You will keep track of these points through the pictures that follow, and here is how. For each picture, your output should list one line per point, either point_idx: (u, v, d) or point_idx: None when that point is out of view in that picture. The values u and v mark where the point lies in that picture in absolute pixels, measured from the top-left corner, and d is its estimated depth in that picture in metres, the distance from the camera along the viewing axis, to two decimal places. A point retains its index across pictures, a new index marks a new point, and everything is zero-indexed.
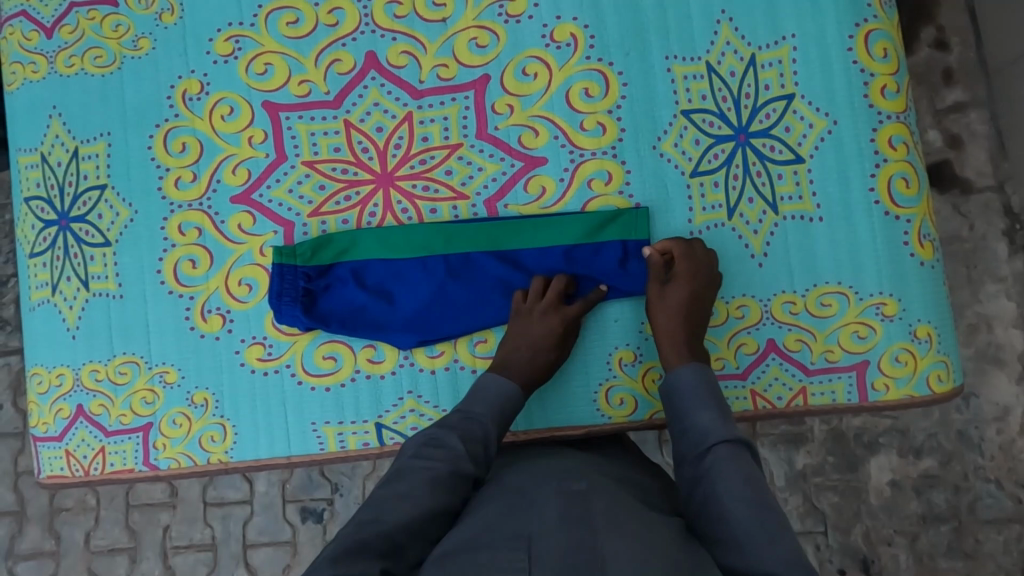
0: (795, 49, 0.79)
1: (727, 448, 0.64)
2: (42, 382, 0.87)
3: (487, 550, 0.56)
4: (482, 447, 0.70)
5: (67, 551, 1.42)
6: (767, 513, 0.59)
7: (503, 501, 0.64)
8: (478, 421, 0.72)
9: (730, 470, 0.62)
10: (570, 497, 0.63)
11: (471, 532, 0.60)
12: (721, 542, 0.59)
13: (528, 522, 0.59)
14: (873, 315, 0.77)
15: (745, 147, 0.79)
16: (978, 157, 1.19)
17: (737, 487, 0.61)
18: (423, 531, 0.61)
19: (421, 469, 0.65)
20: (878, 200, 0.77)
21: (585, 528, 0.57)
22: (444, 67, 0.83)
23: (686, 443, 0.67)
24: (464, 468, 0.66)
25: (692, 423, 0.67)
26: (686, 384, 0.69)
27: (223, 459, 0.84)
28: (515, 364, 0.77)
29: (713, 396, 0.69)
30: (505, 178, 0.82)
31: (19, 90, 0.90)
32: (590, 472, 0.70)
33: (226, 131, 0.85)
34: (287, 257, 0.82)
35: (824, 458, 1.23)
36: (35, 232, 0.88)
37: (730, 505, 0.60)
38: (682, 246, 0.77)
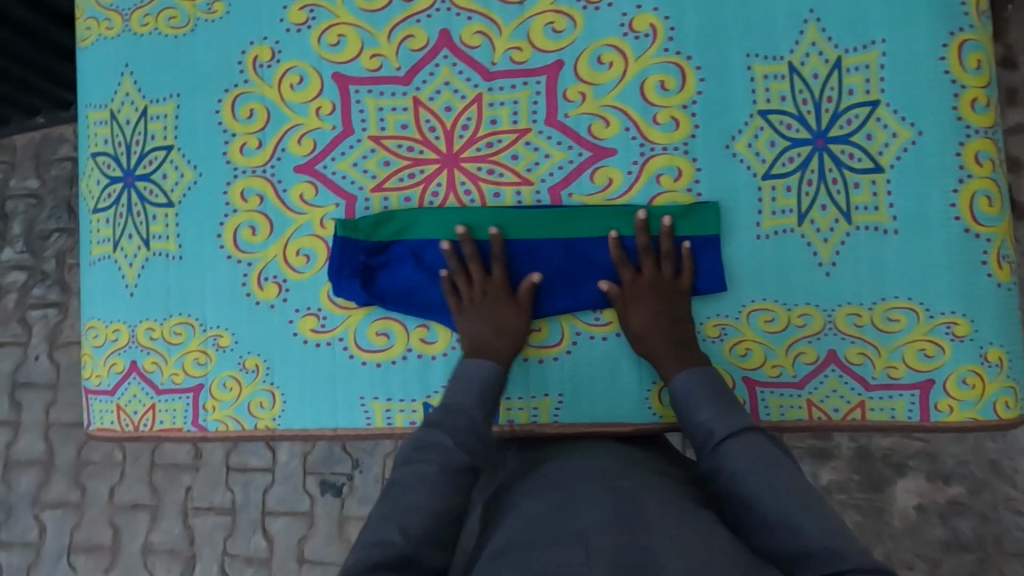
0: (883, 54, 0.76)
1: (735, 437, 0.65)
2: (98, 336, 0.89)
3: (538, 548, 0.55)
4: (472, 436, 0.68)
5: (93, 502, 1.48)
6: (794, 494, 0.59)
7: (549, 497, 0.63)
8: (464, 410, 0.70)
9: (741, 457, 0.63)
10: (619, 494, 0.62)
11: (519, 528, 0.60)
12: (753, 527, 0.60)
13: (577, 518, 0.58)
14: (943, 334, 0.74)
15: (823, 152, 0.77)
16: None
17: (752, 472, 0.62)
18: (432, 538, 0.60)
19: (418, 475, 0.64)
20: (958, 217, 0.74)
21: (639, 529, 0.56)
22: (518, 50, 0.82)
23: (701, 445, 0.68)
24: (460, 464, 0.65)
25: (697, 420, 0.68)
26: (685, 389, 0.70)
27: (270, 426, 0.85)
28: (483, 347, 0.77)
29: (714, 390, 0.70)
30: (572, 167, 0.81)
31: (93, 46, 0.90)
32: (632, 469, 0.69)
33: (295, 101, 0.85)
34: (349, 231, 0.82)
35: (849, 476, 1.23)
36: (101, 187, 0.90)
37: (750, 490, 0.61)
38: (630, 272, 0.77)
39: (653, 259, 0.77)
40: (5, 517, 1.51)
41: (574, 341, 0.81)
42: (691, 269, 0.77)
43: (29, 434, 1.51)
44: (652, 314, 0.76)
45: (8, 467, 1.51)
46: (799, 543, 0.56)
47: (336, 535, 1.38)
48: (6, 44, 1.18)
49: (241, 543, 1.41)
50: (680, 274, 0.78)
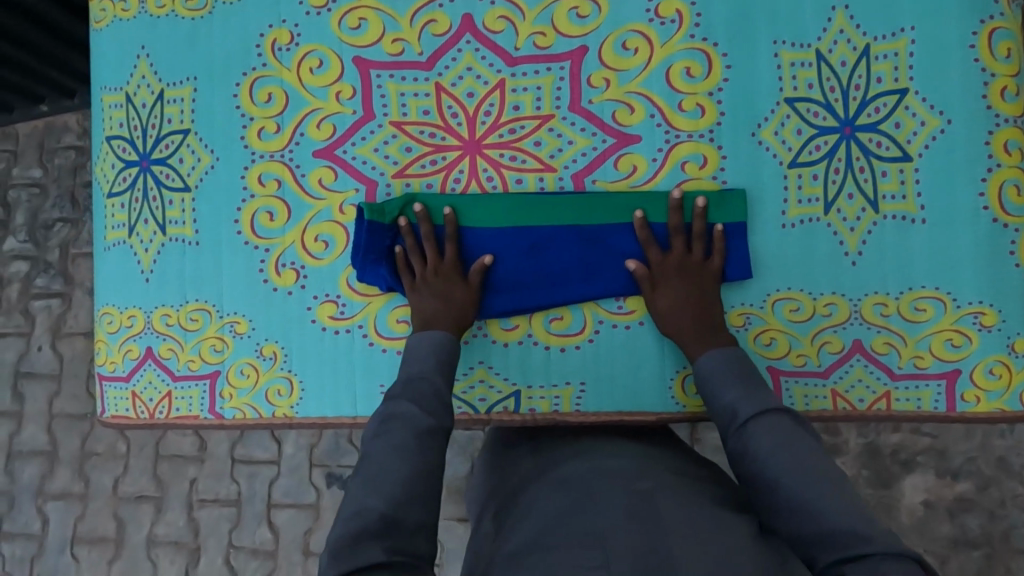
0: (913, 41, 0.75)
1: (761, 418, 0.63)
2: (113, 322, 0.88)
3: (558, 549, 0.55)
4: (432, 396, 0.67)
5: (96, 494, 1.47)
6: (817, 479, 0.58)
7: (565, 497, 0.62)
8: (423, 375, 0.69)
9: (767, 438, 0.61)
10: (636, 496, 0.61)
11: (539, 530, 0.59)
12: (775, 508, 0.58)
13: (594, 519, 0.57)
14: (970, 324, 0.74)
15: (850, 140, 0.76)
16: None
17: (778, 454, 0.60)
18: (410, 500, 0.59)
19: (385, 442, 0.63)
20: (986, 206, 0.74)
21: (655, 531, 0.56)
22: (542, 36, 0.81)
23: (723, 425, 0.66)
24: (424, 424, 0.64)
25: (723, 400, 0.67)
26: (712, 369, 0.69)
27: (288, 414, 0.84)
28: (433, 320, 0.75)
29: (741, 372, 0.68)
30: (596, 154, 0.80)
31: (108, 27, 0.89)
32: (648, 468, 0.68)
33: (314, 85, 0.84)
34: (375, 215, 0.79)
35: (857, 472, 1.23)
36: (116, 171, 0.88)
37: (774, 471, 0.59)
38: (658, 251, 0.76)
39: (684, 239, 0.76)
40: (7, 508, 1.50)
41: (597, 330, 0.80)
42: (722, 252, 0.76)
43: (32, 425, 1.50)
44: (679, 296, 0.74)
45: (10, 458, 1.50)
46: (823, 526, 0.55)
47: None
48: (11, 28, 1.15)
49: (246, 536, 1.40)
50: (710, 256, 0.76)
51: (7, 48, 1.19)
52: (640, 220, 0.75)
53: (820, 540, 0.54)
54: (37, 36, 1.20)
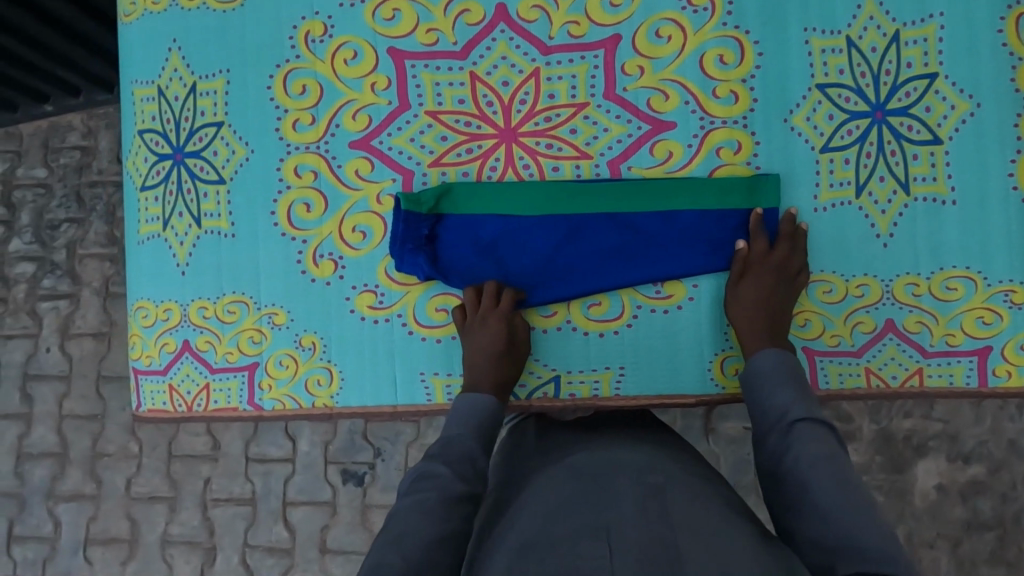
0: (941, 27, 0.77)
1: (808, 425, 0.64)
2: (148, 316, 0.88)
3: (567, 541, 0.54)
4: (469, 466, 0.68)
5: (108, 495, 1.46)
6: (850, 492, 0.59)
7: (574, 487, 0.62)
8: (458, 440, 0.70)
9: (809, 443, 0.63)
10: (647, 490, 0.60)
11: (545, 520, 0.58)
12: (800, 511, 0.60)
13: (605, 508, 0.58)
14: (1001, 302, 0.76)
15: (881, 125, 0.78)
16: None
17: (816, 460, 0.61)
18: (432, 562, 0.59)
19: (416, 504, 0.63)
20: (1016, 187, 0.76)
21: (664, 524, 0.55)
22: (576, 25, 0.82)
23: (767, 422, 0.68)
24: (457, 491, 0.64)
25: (771, 399, 0.68)
26: (766, 367, 0.71)
27: (328, 403, 0.84)
28: (479, 379, 0.77)
29: (794, 378, 0.69)
30: (631, 141, 0.81)
31: (139, 21, 0.89)
32: (662, 463, 0.67)
33: (349, 76, 0.85)
34: (412, 204, 0.80)
35: (872, 457, 1.25)
36: (149, 164, 0.88)
37: (809, 476, 0.60)
38: (763, 244, 0.77)
39: (786, 247, 0.77)
40: (18, 510, 1.49)
41: (635, 315, 0.81)
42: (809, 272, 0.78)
43: (41, 426, 1.48)
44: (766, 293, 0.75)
45: (20, 459, 1.49)
46: (841, 535, 0.56)
47: (359, 523, 1.38)
48: (21, 25, 1.14)
49: (262, 533, 1.40)
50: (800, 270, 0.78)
51: (11, 43, 1.18)
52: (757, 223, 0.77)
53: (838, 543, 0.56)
54: (51, 35, 1.19)
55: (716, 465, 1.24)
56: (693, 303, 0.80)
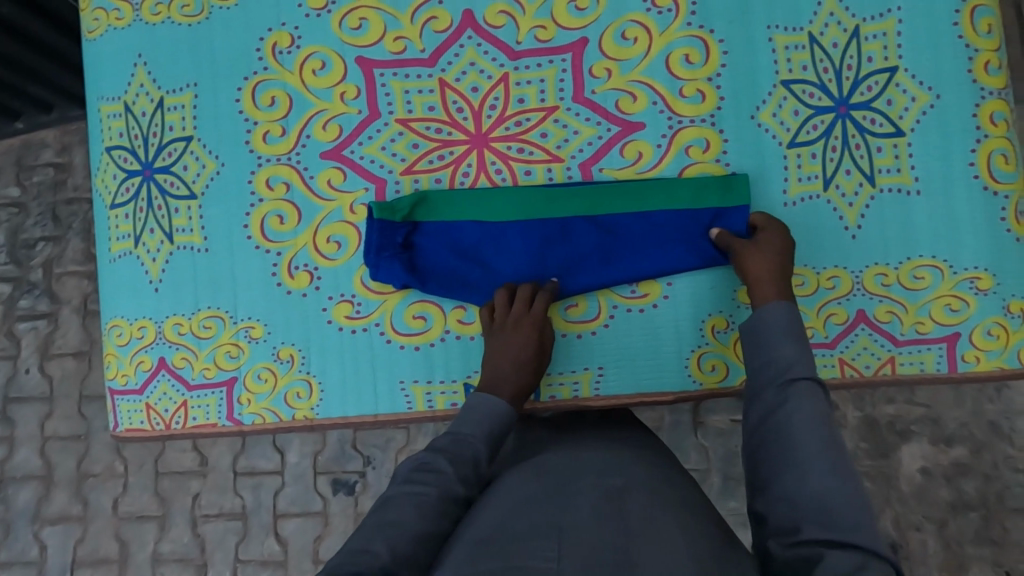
0: (900, 22, 0.78)
1: (809, 384, 0.63)
2: (123, 335, 0.87)
3: (519, 539, 0.56)
4: (473, 470, 0.68)
5: (95, 515, 1.44)
6: (837, 455, 0.58)
7: (538, 487, 0.65)
8: (469, 441, 0.69)
9: (807, 402, 0.62)
10: (608, 494, 0.62)
11: (506, 515, 0.60)
12: (780, 466, 0.59)
13: (561, 513, 0.59)
14: (967, 289, 0.77)
15: (846, 119, 0.79)
16: None
17: (811, 419, 0.60)
18: (413, 557, 0.58)
19: (412, 494, 0.62)
20: (977, 175, 0.77)
21: (619, 528, 0.57)
22: (543, 29, 0.83)
23: (765, 373, 0.66)
24: (454, 490, 0.64)
25: (775, 353, 0.66)
26: (776, 316, 0.69)
27: (308, 416, 0.84)
28: (502, 384, 0.75)
29: (799, 333, 0.68)
30: (601, 143, 0.82)
31: (103, 37, 0.88)
32: (628, 467, 0.69)
33: (318, 86, 0.85)
34: (386, 212, 0.80)
35: (857, 444, 1.27)
36: (118, 182, 0.87)
37: (800, 433, 0.60)
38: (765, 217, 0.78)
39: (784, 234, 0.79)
40: (3, 536, 1.46)
41: (611, 315, 0.82)
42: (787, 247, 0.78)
43: (24, 448, 1.46)
44: (773, 261, 0.74)
45: (3, 484, 1.46)
46: (817, 498, 0.56)
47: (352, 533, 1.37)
48: None
49: (254, 548, 1.39)
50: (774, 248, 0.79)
51: None
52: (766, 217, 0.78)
53: (809, 505, 0.56)
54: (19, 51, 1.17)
55: (705, 459, 1.25)
56: (668, 301, 0.81)
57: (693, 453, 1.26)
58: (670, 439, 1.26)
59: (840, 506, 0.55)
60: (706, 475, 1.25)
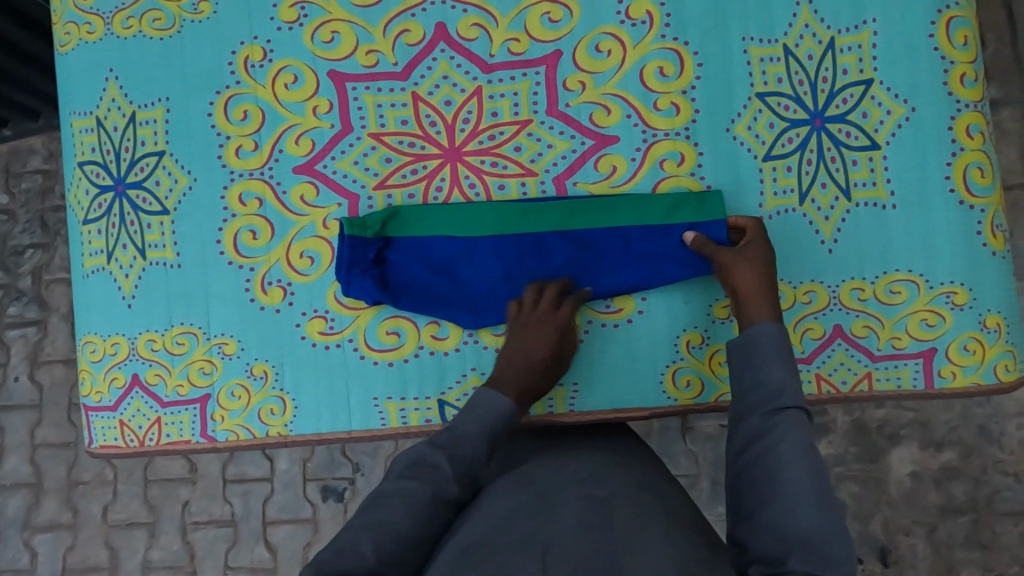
0: (875, 33, 0.78)
1: (797, 412, 0.62)
2: (96, 351, 0.86)
3: (506, 551, 0.56)
4: (471, 469, 0.66)
5: (85, 523, 1.43)
6: (823, 488, 0.57)
7: (523, 495, 0.64)
8: (469, 439, 0.68)
9: (796, 432, 0.60)
10: (593, 503, 0.62)
11: (492, 524, 0.60)
12: (766, 498, 0.58)
13: (546, 523, 0.59)
14: (943, 304, 0.76)
15: (821, 132, 0.78)
16: (1009, 155, 1.20)
17: (800, 449, 0.59)
18: (400, 560, 0.58)
19: (406, 493, 0.62)
20: (953, 189, 0.76)
21: (605, 539, 0.57)
22: (516, 42, 0.82)
23: (753, 397, 0.64)
24: (448, 491, 0.64)
25: (766, 376, 0.64)
26: (766, 337, 0.66)
27: (282, 432, 0.84)
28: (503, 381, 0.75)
29: (788, 355, 0.66)
30: (575, 157, 0.81)
31: (74, 51, 0.87)
32: (612, 477, 0.68)
33: (290, 100, 0.84)
34: (357, 228, 0.80)
35: (846, 448, 1.26)
36: (90, 197, 0.87)
37: (788, 464, 0.58)
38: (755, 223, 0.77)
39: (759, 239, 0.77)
40: None
41: (586, 330, 0.81)
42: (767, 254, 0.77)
43: (14, 456, 1.45)
44: (759, 273, 0.73)
45: None
46: (802, 529, 0.55)
47: None
48: None
49: (244, 554, 1.39)
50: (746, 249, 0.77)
51: None
52: (757, 224, 0.77)
53: (795, 539, 0.55)
54: (19, 67, 1.18)
55: (694, 464, 1.25)
56: (642, 316, 0.80)
57: (682, 459, 1.25)
58: (659, 445, 1.26)
59: (824, 542, 0.54)
60: (695, 480, 1.25)
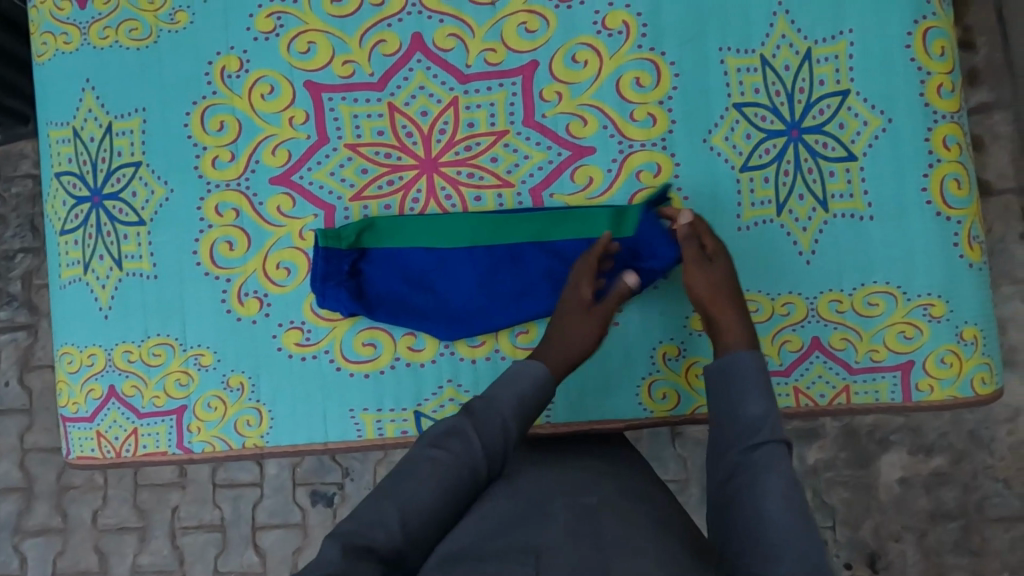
0: (852, 44, 0.77)
1: (773, 447, 0.58)
2: (73, 362, 0.86)
3: (496, 560, 0.54)
4: (502, 441, 0.64)
5: (75, 527, 1.41)
6: (805, 530, 0.54)
7: (511, 503, 0.62)
8: (501, 409, 0.65)
9: (772, 470, 0.57)
10: (581, 512, 0.60)
11: (483, 534, 0.58)
12: (746, 543, 0.54)
13: (534, 534, 0.57)
14: (920, 316, 0.76)
15: (798, 143, 0.78)
16: (999, 159, 1.16)
17: (777, 490, 0.56)
18: (420, 538, 0.57)
19: (435, 464, 0.60)
20: (930, 201, 0.76)
21: (595, 547, 0.54)
22: (492, 52, 0.82)
23: (729, 434, 0.61)
24: (477, 464, 0.61)
25: (743, 411, 0.61)
26: (740, 367, 0.64)
27: (258, 444, 0.83)
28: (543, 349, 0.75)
29: (764, 385, 0.63)
30: (552, 167, 0.81)
31: (50, 61, 0.87)
32: (601, 485, 0.66)
33: (266, 111, 0.84)
34: (332, 240, 0.80)
35: (836, 454, 1.24)
36: (67, 208, 0.86)
37: (766, 506, 0.55)
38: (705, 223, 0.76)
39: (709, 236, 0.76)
40: None
41: None
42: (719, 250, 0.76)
43: (4, 461, 1.42)
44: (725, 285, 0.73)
45: None
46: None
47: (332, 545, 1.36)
48: None
49: (233, 559, 1.37)
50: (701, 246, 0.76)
51: None
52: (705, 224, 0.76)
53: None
54: (21, 78, 1.17)
55: (684, 469, 1.24)
56: (618, 328, 0.80)
57: (671, 464, 1.24)
58: (650, 450, 1.25)
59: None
60: (684, 486, 1.24)
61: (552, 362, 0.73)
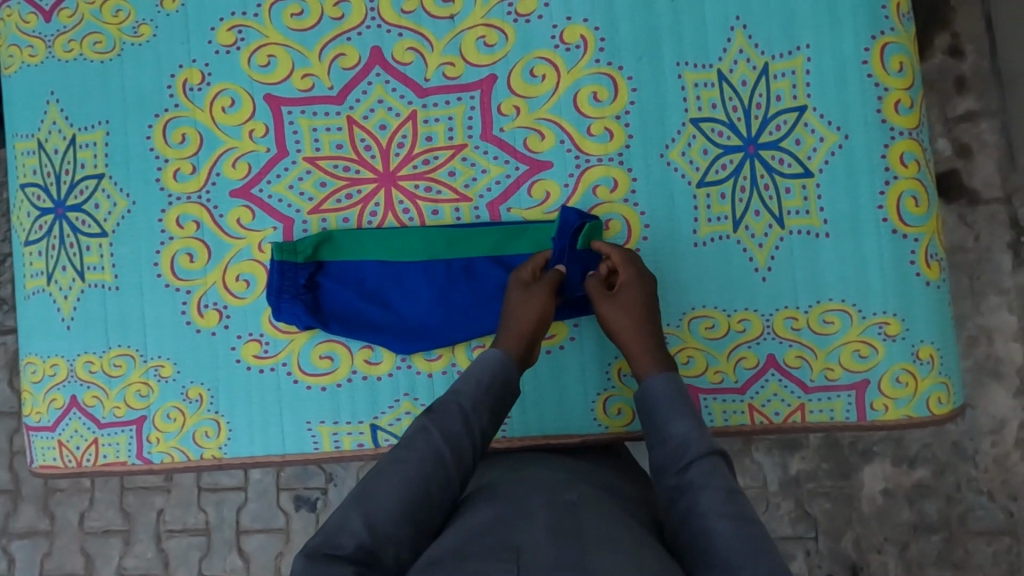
0: (809, 59, 0.77)
1: (705, 461, 0.59)
2: (36, 371, 0.87)
3: (477, 557, 0.50)
4: (464, 430, 0.63)
5: (62, 530, 1.33)
6: (753, 537, 0.53)
7: (490, 508, 0.59)
8: (463, 398, 0.65)
9: (711, 485, 0.57)
10: (561, 509, 0.58)
11: (456, 537, 0.55)
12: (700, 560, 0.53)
13: (517, 532, 0.53)
14: (876, 334, 0.76)
15: (754, 158, 0.78)
16: (987, 167, 1.12)
17: (717, 501, 0.55)
18: (393, 536, 0.54)
19: (399, 462, 0.59)
20: (886, 218, 0.75)
21: (574, 543, 0.52)
22: (451, 66, 0.82)
23: (662, 459, 0.61)
24: (442, 456, 0.60)
25: (672, 433, 0.62)
26: (659, 392, 0.66)
27: (216, 455, 0.84)
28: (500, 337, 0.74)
29: (686, 405, 0.64)
30: (510, 181, 0.81)
31: (16, 73, 0.88)
32: (579, 485, 0.65)
33: (227, 124, 0.84)
34: (288, 253, 0.80)
35: (818, 464, 1.17)
36: (32, 219, 0.87)
37: (712, 521, 0.54)
38: (622, 253, 0.75)
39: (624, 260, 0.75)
40: None
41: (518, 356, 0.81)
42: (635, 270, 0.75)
43: None
44: (636, 311, 0.73)
45: None
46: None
47: None
48: None
49: (216, 564, 1.29)
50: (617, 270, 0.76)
51: None
52: (623, 252, 0.76)
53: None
54: None
55: None
56: (574, 343, 0.80)
57: None
58: None
59: None
60: None
61: (507, 346, 0.72)
